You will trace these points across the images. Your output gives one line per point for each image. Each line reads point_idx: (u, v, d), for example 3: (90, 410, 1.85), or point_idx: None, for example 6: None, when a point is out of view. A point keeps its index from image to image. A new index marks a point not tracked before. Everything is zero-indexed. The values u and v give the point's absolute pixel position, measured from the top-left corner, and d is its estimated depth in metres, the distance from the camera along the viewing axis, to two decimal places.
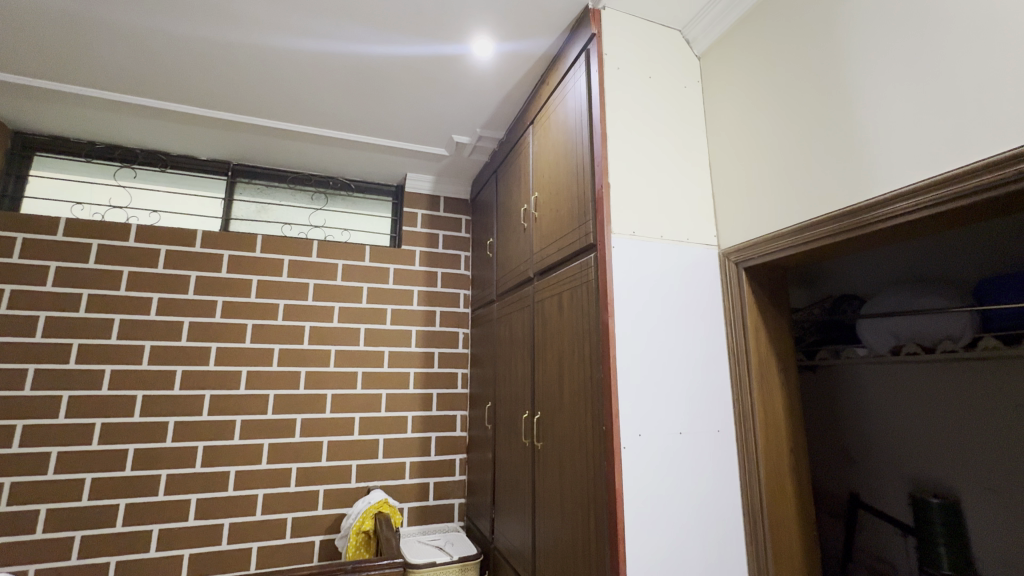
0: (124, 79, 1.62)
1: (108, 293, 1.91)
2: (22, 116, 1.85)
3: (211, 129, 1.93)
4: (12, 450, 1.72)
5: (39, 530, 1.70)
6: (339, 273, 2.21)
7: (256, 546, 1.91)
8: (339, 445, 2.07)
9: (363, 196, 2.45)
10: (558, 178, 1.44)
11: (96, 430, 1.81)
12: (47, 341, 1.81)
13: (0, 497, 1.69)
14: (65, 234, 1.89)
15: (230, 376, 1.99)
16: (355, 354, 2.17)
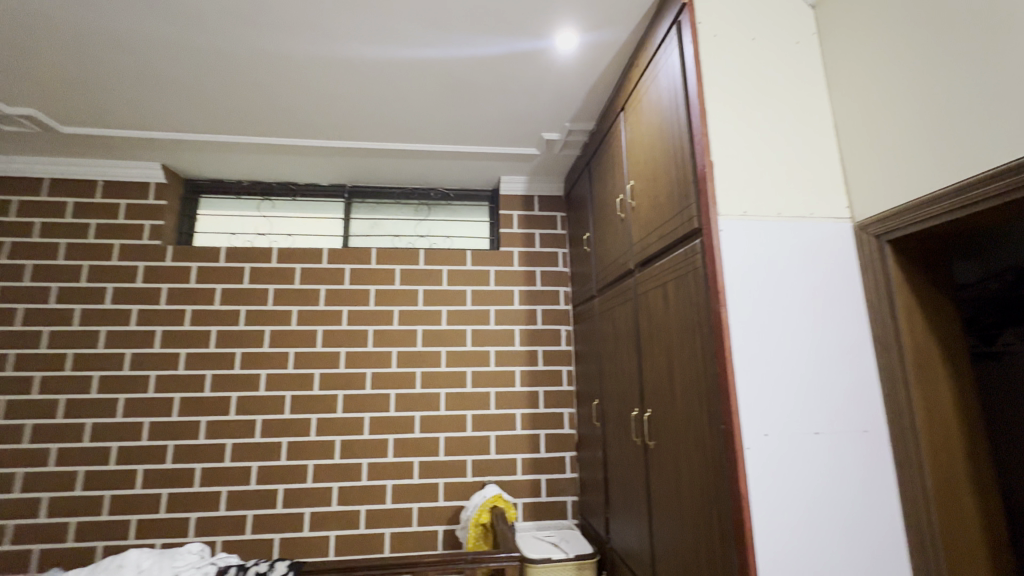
0: (258, 122, 1.87)
1: (259, 308, 2.23)
2: (189, 165, 2.24)
3: (328, 157, 2.17)
4: (199, 441, 2.09)
5: (223, 507, 2.04)
6: (444, 278, 2.33)
7: (389, 531, 2.09)
8: (455, 441, 2.19)
9: (461, 204, 2.56)
10: (654, 163, 1.37)
11: (258, 425, 2.12)
12: (219, 351, 2.17)
13: (194, 479, 2.06)
14: (225, 261, 2.25)
15: (358, 377, 2.21)
16: (464, 355, 2.27)
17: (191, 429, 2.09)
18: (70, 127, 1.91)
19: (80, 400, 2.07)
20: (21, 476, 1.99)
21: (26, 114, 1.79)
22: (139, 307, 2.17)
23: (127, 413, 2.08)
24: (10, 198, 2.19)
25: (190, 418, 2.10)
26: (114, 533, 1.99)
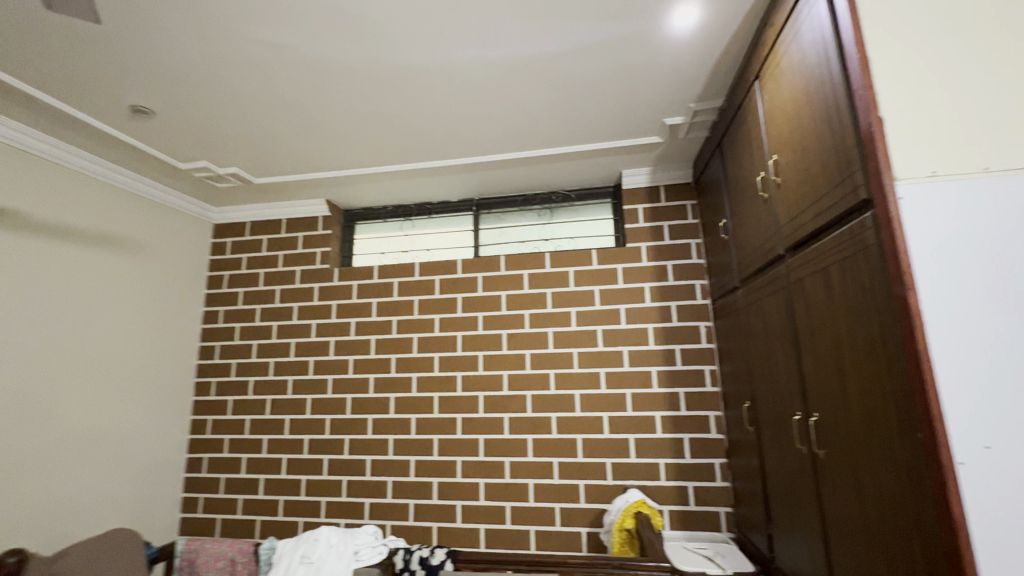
0: (396, 150, 2.10)
1: (407, 317, 2.48)
2: (347, 197, 2.61)
3: (455, 173, 2.33)
4: (368, 435, 2.39)
5: (389, 495, 2.31)
6: (571, 279, 2.34)
7: (533, 529, 2.15)
8: (592, 443, 2.17)
9: (583, 203, 2.55)
10: (803, 130, 1.19)
11: (413, 423, 2.36)
12: (378, 356, 2.47)
13: (366, 469, 2.36)
14: (378, 277, 2.55)
15: (495, 379, 2.32)
16: (596, 355, 2.25)
17: (361, 425, 2.41)
18: (260, 177, 2.36)
19: (280, 399, 2.53)
20: (245, 460, 2.50)
21: (231, 172, 2.27)
22: (316, 321, 2.58)
23: (313, 411, 2.48)
24: (226, 240, 2.79)
25: (359, 415, 2.43)
26: (310, 511, 2.37)
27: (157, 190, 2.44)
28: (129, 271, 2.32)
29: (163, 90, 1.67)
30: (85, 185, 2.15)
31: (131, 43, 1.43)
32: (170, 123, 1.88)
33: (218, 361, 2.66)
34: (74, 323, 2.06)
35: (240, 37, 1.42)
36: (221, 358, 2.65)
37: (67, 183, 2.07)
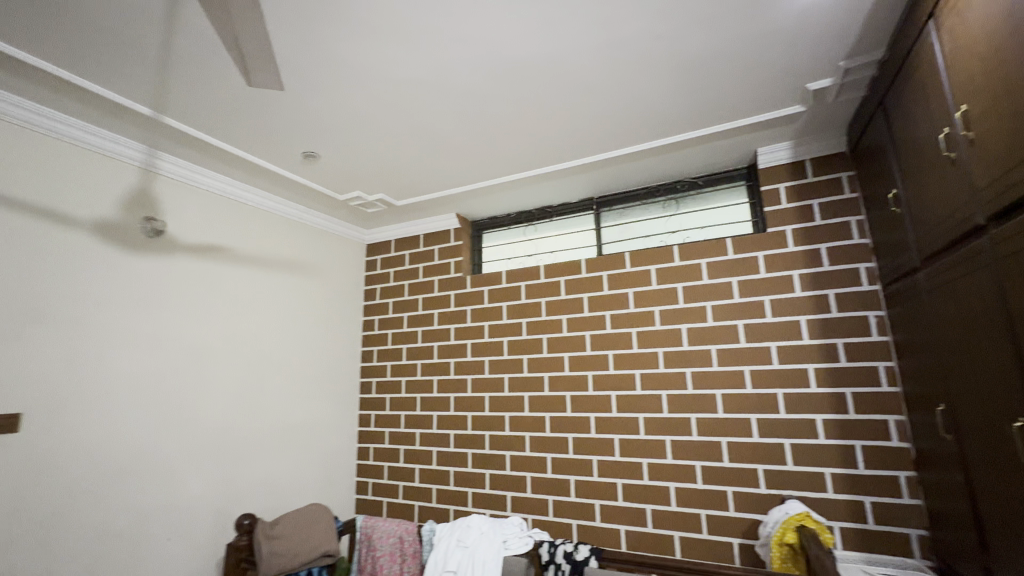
0: (516, 158, 2.19)
1: (535, 319, 2.57)
2: (474, 208, 2.80)
3: (574, 174, 2.36)
4: (506, 431, 2.53)
5: (529, 490, 2.41)
6: (704, 271, 2.20)
7: (678, 535, 2.06)
8: (740, 447, 2.00)
9: (713, 189, 2.37)
10: (1008, 70, 0.97)
11: (547, 421, 2.43)
12: (511, 357, 2.60)
13: (506, 463, 2.50)
14: (506, 281, 2.69)
15: (627, 378, 2.28)
16: (738, 352, 2.07)
17: (499, 422, 2.56)
18: (401, 200, 2.66)
19: (428, 397, 2.80)
20: (402, 451, 2.81)
21: (378, 198, 2.59)
22: (454, 326, 2.81)
23: (456, 408, 2.70)
24: (376, 257, 3.19)
25: (497, 413, 2.58)
26: (459, 500, 2.59)
27: (323, 220, 2.91)
28: (307, 289, 2.79)
29: (325, 137, 1.98)
30: (274, 222, 2.65)
31: (301, 102, 1.73)
32: (331, 163, 2.22)
33: (376, 364, 3.04)
34: (272, 335, 2.55)
35: (379, 81, 1.62)
36: (378, 361, 3.03)
37: (262, 222, 2.58)
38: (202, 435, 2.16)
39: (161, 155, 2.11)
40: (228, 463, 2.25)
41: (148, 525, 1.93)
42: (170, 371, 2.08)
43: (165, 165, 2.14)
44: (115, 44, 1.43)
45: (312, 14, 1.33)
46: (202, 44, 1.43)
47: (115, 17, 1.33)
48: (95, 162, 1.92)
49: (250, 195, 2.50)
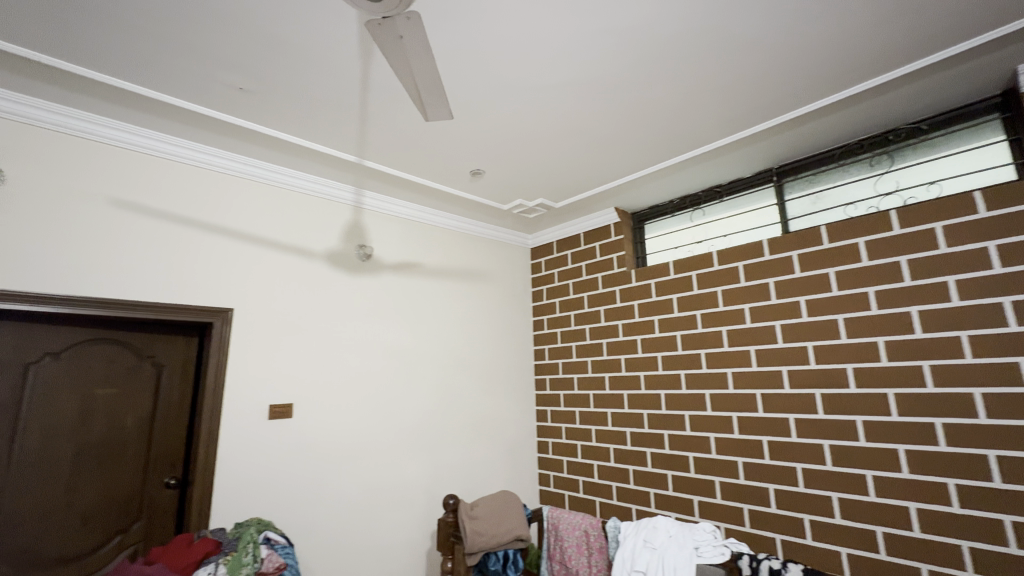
0: (675, 140, 2.06)
1: (712, 310, 2.36)
2: (634, 200, 2.72)
3: (747, 145, 2.10)
4: (687, 431, 2.38)
5: (719, 496, 2.22)
6: (940, 239, 1.74)
7: (926, 567, 1.66)
8: (1019, 463, 1.52)
9: (945, 132, 1.87)
10: None
11: (734, 422, 2.21)
12: (686, 352, 2.44)
13: (690, 465, 2.34)
14: (674, 272, 2.54)
15: (836, 374, 1.93)
16: (1005, 339, 1.58)
17: (678, 422, 2.42)
18: (560, 201, 2.73)
19: (601, 393, 2.81)
20: (580, 446, 2.87)
21: (539, 203, 2.71)
22: (622, 322, 2.76)
23: (631, 406, 2.65)
24: (540, 260, 3.33)
25: (676, 411, 2.44)
26: (641, 499, 2.52)
27: (492, 231, 3.16)
28: (483, 294, 3.06)
29: (488, 154, 2.15)
30: (452, 237, 2.97)
31: (467, 126, 1.92)
32: (495, 177, 2.41)
33: (548, 362, 3.18)
34: (457, 337, 2.86)
35: (532, 90, 1.70)
36: (550, 359, 3.16)
37: (443, 238, 2.92)
38: (411, 424, 2.55)
39: (365, 192, 2.56)
40: (432, 449, 2.60)
41: (379, 497, 2.36)
42: (385, 370, 2.50)
43: (369, 200, 2.58)
44: (330, 110, 1.79)
45: (471, 44, 1.46)
46: (388, 93, 1.69)
47: (329, 89, 1.67)
48: (323, 206, 2.44)
49: (432, 215, 2.85)
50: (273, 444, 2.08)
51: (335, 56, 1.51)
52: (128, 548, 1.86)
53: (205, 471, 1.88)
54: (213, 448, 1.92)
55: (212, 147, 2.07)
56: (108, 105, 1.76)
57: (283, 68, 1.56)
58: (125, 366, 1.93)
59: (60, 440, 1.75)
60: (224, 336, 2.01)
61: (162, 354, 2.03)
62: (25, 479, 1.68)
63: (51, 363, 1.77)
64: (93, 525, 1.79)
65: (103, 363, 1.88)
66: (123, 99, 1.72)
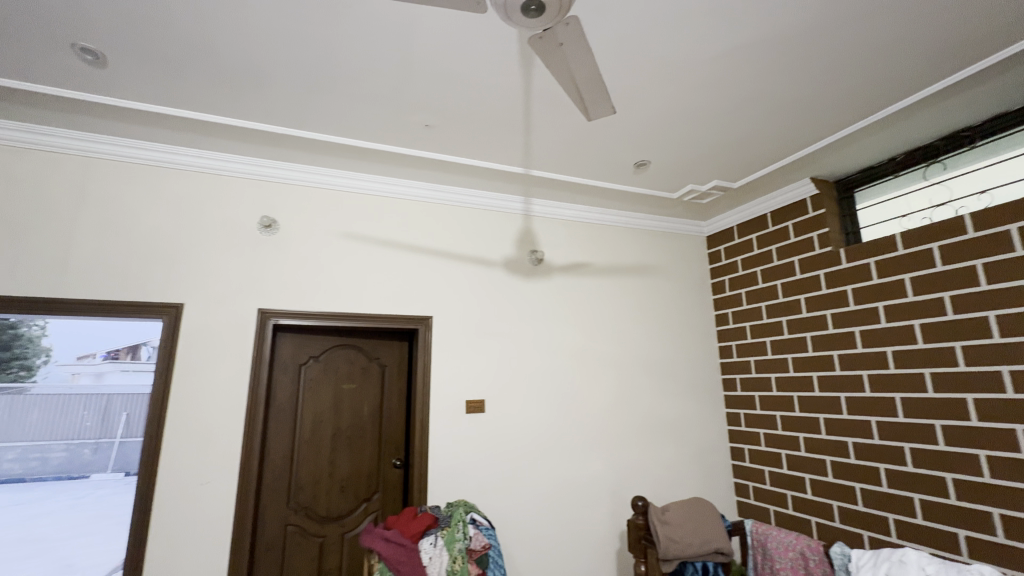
0: (895, 82, 1.66)
1: (969, 291, 1.82)
2: (836, 165, 2.28)
3: (1012, 67, 1.58)
4: (940, 447, 1.86)
5: (1000, 533, 1.69)
6: None
7: None
8: None
9: None
10: None
11: (1020, 438, 1.65)
12: (930, 345, 1.92)
13: (948, 490, 1.84)
14: (905, 246, 2.03)
15: None
16: None
17: (927, 433, 1.91)
18: (738, 181, 2.45)
19: (808, 396, 2.41)
20: (785, 456, 2.50)
21: (714, 186, 2.48)
22: (831, 311, 2.32)
23: (850, 412, 2.21)
24: (719, 248, 3.04)
25: (920, 421, 1.94)
26: (875, 525, 2.07)
27: (662, 223, 3.01)
28: (657, 289, 2.93)
29: (653, 143, 2.06)
30: (620, 234, 2.92)
31: (629, 118, 1.86)
32: (662, 166, 2.28)
33: (737, 359, 2.87)
34: (632, 335, 2.79)
35: (699, 65, 1.56)
36: (740, 356, 2.85)
37: (610, 236, 2.89)
38: (592, 422, 2.57)
39: (533, 201, 2.70)
40: (615, 448, 2.59)
41: (566, 492, 2.43)
42: (563, 369, 2.58)
43: (537, 207, 2.72)
44: (498, 128, 1.94)
45: (630, 33, 1.42)
46: (548, 101, 1.76)
47: (495, 108, 1.81)
48: (497, 218, 2.64)
49: (599, 214, 2.85)
50: (471, 435, 2.32)
51: (499, 77, 1.63)
52: (371, 514, 2.29)
53: (421, 455, 2.21)
54: (425, 437, 2.24)
55: (408, 180, 2.43)
56: (336, 159, 2.21)
57: (458, 99, 1.75)
58: (360, 366, 2.39)
59: (323, 423, 2.26)
60: (427, 340, 2.34)
61: (384, 356, 2.46)
62: (304, 452, 2.21)
63: (313, 364, 2.30)
64: (347, 492, 2.26)
65: (346, 363, 2.37)
66: (346, 152, 2.14)
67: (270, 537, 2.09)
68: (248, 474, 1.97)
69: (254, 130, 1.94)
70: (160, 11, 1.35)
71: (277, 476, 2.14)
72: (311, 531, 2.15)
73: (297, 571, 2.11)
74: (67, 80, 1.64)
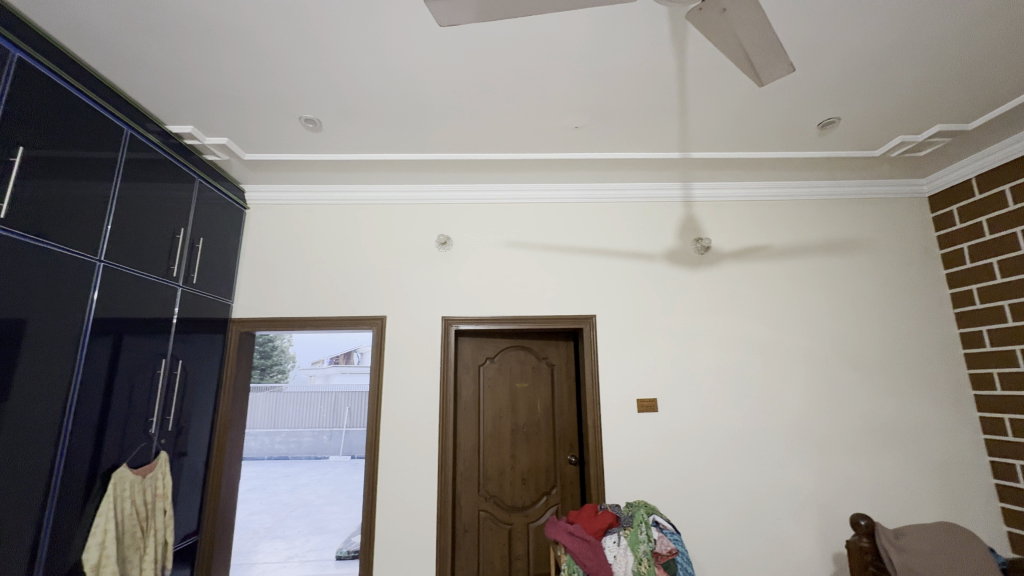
0: None
1: None
2: None
3: None
4: None
5: None
6: None
7: None
8: None
9: None
10: None
11: None
12: None
13: None
14: None
15: None
16: None
17: None
18: (974, 121, 1.92)
19: None
20: None
21: (936, 133, 1.98)
22: None
23: None
24: (951, 210, 2.41)
25: None
26: None
27: (860, 188, 2.52)
28: (860, 268, 2.45)
29: (844, 96, 1.74)
30: (803, 209, 2.53)
31: (808, 73, 1.61)
32: (857, 122, 1.91)
33: (992, 350, 2.23)
34: (831, 324, 2.39)
35: None
36: (996, 345, 2.20)
37: (792, 213, 2.52)
38: (786, 425, 2.27)
39: (694, 185, 2.51)
40: (818, 455, 2.24)
41: (759, 501, 2.19)
42: (744, 366, 2.34)
43: (699, 192, 2.52)
44: (651, 116, 1.86)
45: None
46: (706, 74, 1.62)
47: (646, 96, 1.74)
48: (655, 208, 2.53)
49: (775, 190, 2.52)
50: (645, 435, 2.25)
51: (649, 62, 1.56)
52: (553, 507, 2.39)
53: (596, 452, 2.23)
54: (599, 436, 2.24)
55: (562, 184, 2.49)
56: (495, 174, 2.39)
57: (607, 94, 1.73)
58: (531, 366, 2.53)
59: (503, 420, 2.45)
60: (593, 339, 2.35)
61: (552, 356, 2.56)
62: (489, 446, 2.41)
63: (490, 365, 2.50)
64: (529, 485, 2.39)
65: (518, 363, 2.52)
66: (504, 166, 2.29)
67: (467, 521, 2.33)
68: (445, 463, 2.24)
69: (428, 161, 2.21)
70: (355, 76, 1.63)
71: (468, 467, 2.38)
72: (501, 519, 2.34)
73: (491, 554, 2.31)
74: (297, 147, 2.10)
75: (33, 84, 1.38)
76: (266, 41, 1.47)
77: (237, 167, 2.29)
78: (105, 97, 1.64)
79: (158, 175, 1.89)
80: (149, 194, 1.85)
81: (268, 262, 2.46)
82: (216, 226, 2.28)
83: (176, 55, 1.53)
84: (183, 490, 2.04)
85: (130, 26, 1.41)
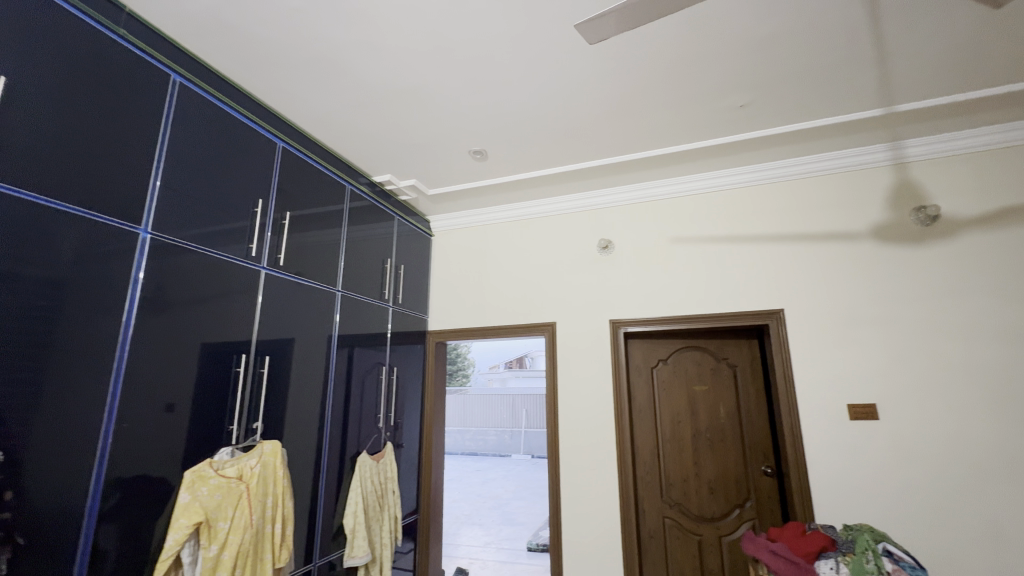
0: None
1: None
2: None
3: None
4: None
5: None
6: None
7: None
8: None
9: None
10: None
11: None
12: None
13: None
14: None
15: None
16: None
17: None
18: None
19: None
20: None
21: None
22: None
23: None
24: None
25: None
26: None
27: None
28: None
29: None
30: None
31: None
32: None
33: None
34: None
35: None
36: None
37: None
38: None
39: (905, 143, 2.07)
40: None
41: None
42: (1006, 362, 1.82)
43: (913, 150, 2.07)
44: (835, 74, 1.61)
45: None
46: (908, 9, 1.34)
47: (827, 53, 1.52)
48: (852, 179, 2.15)
49: None
50: (862, 447, 1.91)
51: (826, 16, 1.37)
52: (748, 521, 2.18)
53: (798, 463, 1.97)
54: (799, 446, 1.98)
55: (728, 170, 2.31)
56: (653, 170, 2.33)
57: (774, 64, 1.56)
58: (709, 367, 2.37)
59: (683, 424, 2.34)
60: (782, 336, 2.10)
61: (733, 356, 2.36)
62: (669, 450, 2.34)
63: (663, 367, 2.43)
64: (718, 494, 2.24)
65: (694, 365, 2.39)
66: (662, 161, 2.22)
67: (652, 526, 2.29)
68: (625, 466, 2.25)
69: (584, 170, 2.28)
70: (514, 106, 1.79)
71: (649, 471, 2.34)
72: (689, 529, 2.23)
73: (681, 564, 2.22)
74: (468, 176, 2.38)
75: (291, 164, 1.87)
76: (440, 94, 1.72)
77: (423, 202, 2.70)
78: (332, 163, 2.11)
79: (370, 218, 2.35)
80: (365, 234, 2.31)
81: (453, 280, 2.82)
82: (412, 253, 2.71)
83: (376, 120, 1.90)
84: (405, 475, 2.46)
85: (346, 106, 1.81)
